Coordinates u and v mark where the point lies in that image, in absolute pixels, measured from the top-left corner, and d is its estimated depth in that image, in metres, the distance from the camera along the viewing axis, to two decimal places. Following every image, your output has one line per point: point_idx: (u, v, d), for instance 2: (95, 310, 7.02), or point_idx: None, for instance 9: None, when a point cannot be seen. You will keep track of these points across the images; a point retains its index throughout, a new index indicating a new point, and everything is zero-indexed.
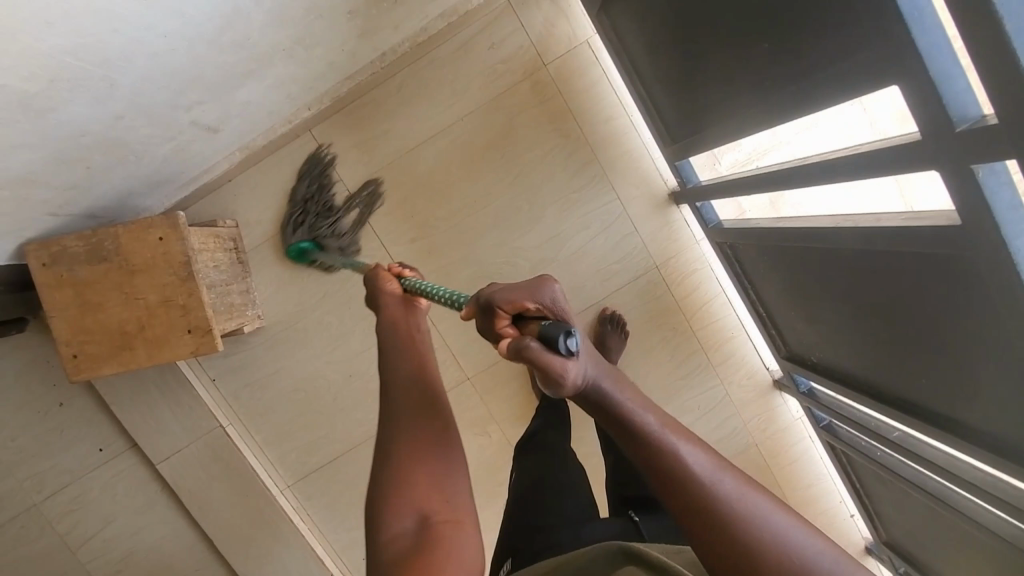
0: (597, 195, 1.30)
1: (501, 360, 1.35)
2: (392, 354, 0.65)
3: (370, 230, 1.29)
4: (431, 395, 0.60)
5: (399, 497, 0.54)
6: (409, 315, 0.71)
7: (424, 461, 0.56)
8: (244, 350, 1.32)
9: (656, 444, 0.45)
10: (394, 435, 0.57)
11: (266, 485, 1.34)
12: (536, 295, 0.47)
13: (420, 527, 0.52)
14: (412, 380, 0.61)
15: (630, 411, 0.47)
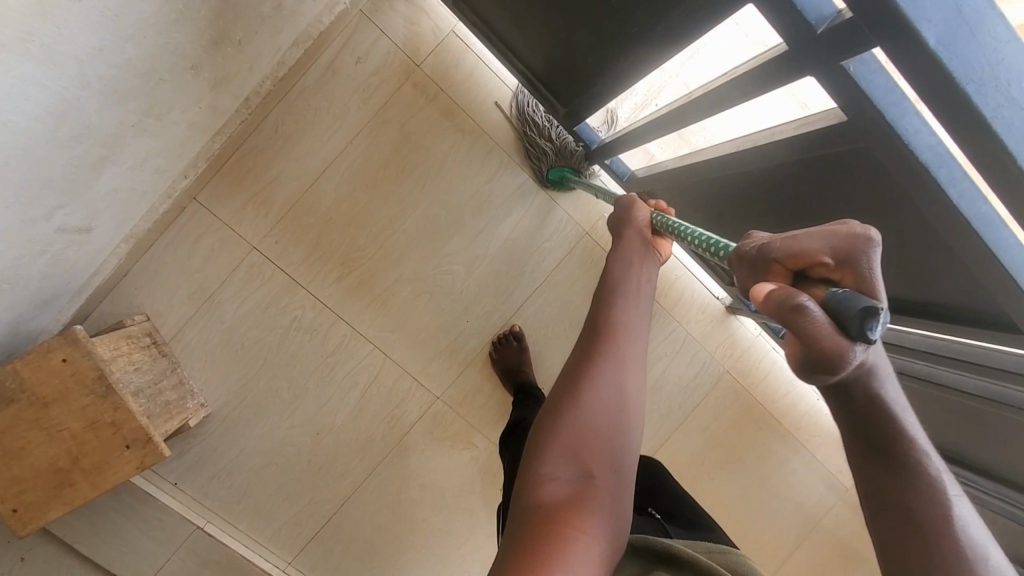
0: (509, 179, 1.27)
1: (465, 369, 1.32)
2: (606, 292, 0.76)
3: (292, 282, 1.22)
4: (622, 360, 0.70)
5: (575, 434, 0.65)
6: (643, 253, 0.81)
7: (609, 428, 0.66)
8: (198, 441, 1.24)
9: (911, 465, 0.46)
10: (587, 378, 0.68)
11: (266, 571, 1.27)
12: (835, 244, 0.42)
13: (577, 472, 0.64)
14: (616, 334, 0.71)
15: (899, 430, 0.45)
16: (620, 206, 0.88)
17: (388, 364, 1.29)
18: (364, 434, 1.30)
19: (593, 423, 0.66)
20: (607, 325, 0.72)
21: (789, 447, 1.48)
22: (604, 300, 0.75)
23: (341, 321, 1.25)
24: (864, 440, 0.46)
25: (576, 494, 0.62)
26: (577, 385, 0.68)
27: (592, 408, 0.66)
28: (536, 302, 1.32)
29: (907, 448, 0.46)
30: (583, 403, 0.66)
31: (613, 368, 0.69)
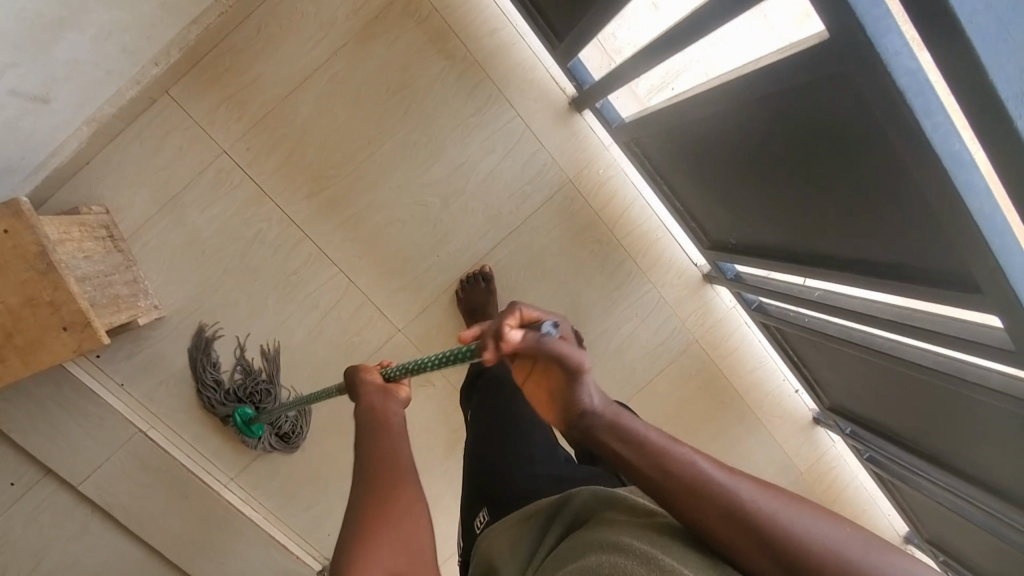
0: (497, 114, 1.23)
1: (430, 305, 1.29)
2: (361, 437, 0.62)
3: (261, 192, 1.19)
4: (399, 480, 0.59)
5: None
6: (387, 394, 0.67)
7: (384, 546, 0.53)
8: (149, 345, 1.22)
9: (686, 473, 0.50)
10: (361, 524, 0.54)
11: (206, 483, 1.26)
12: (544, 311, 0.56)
13: None
14: (380, 457, 0.60)
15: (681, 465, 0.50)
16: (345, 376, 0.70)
17: (351, 291, 1.26)
18: (321, 358, 1.27)
19: (374, 561, 0.52)
20: (370, 456, 0.60)
21: (748, 425, 1.47)
22: (362, 443, 0.62)
23: (308, 239, 1.22)
24: (661, 486, 0.50)
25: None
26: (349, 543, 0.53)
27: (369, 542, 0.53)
28: (510, 245, 1.29)
29: (698, 478, 0.49)
30: (355, 552, 0.52)
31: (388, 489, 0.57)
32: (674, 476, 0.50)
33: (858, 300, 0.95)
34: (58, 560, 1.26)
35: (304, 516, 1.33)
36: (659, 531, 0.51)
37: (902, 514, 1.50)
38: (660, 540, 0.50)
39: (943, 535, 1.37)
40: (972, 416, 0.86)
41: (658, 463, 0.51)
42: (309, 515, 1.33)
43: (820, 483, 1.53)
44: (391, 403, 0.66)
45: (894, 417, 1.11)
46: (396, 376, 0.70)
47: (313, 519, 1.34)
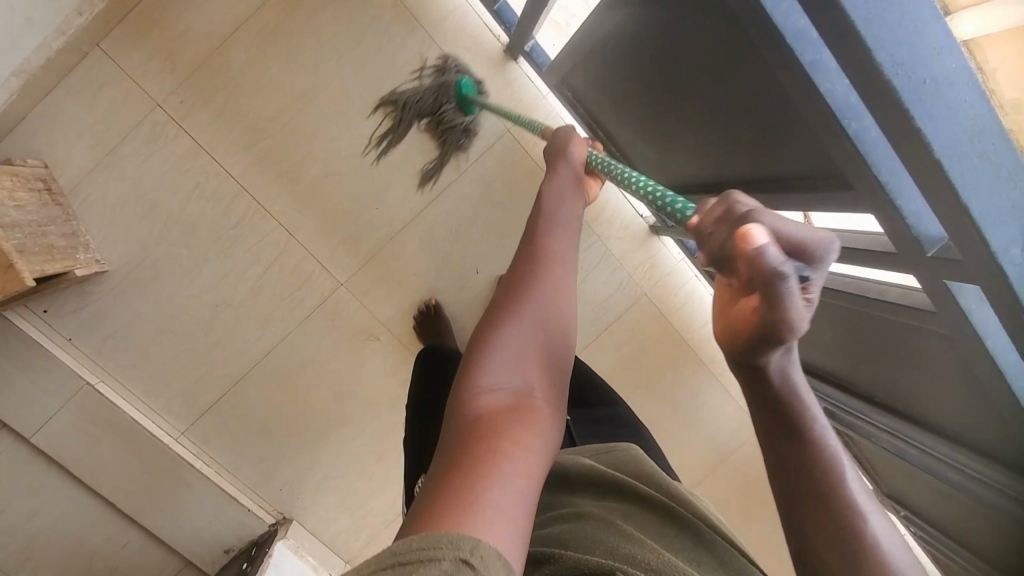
0: (430, 62, 1.23)
1: (372, 258, 1.29)
2: (545, 220, 0.61)
3: (197, 145, 1.20)
4: (560, 272, 0.57)
5: (500, 360, 0.51)
6: (578, 188, 0.67)
7: (541, 334, 0.54)
8: (94, 300, 1.24)
9: (828, 458, 0.46)
10: (512, 298, 0.55)
11: (155, 435, 1.28)
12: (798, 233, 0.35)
13: (518, 397, 0.50)
14: (556, 242, 0.59)
15: (804, 411, 0.46)
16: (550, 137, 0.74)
17: (292, 244, 1.26)
18: (264, 312, 1.28)
19: (520, 345, 0.52)
20: (536, 241, 0.59)
21: (702, 380, 1.45)
22: (542, 227, 0.61)
23: (246, 192, 1.23)
24: (774, 426, 0.47)
25: (516, 409, 0.49)
26: (496, 315, 0.54)
27: (522, 319, 0.53)
28: (450, 196, 1.29)
29: (807, 430, 0.46)
30: (501, 328, 0.53)
31: (544, 273, 0.56)
32: (783, 421, 0.47)
33: None
34: (15, 516, 1.28)
35: (255, 470, 1.35)
36: (619, 499, 0.63)
37: (865, 471, 1.47)
38: (614, 504, 0.62)
39: (901, 489, 1.33)
40: (887, 332, 0.85)
41: (798, 423, 0.46)
42: (261, 469, 1.35)
43: None
44: (574, 193, 0.67)
45: (832, 355, 1.10)
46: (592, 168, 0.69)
47: (264, 473, 1.36)
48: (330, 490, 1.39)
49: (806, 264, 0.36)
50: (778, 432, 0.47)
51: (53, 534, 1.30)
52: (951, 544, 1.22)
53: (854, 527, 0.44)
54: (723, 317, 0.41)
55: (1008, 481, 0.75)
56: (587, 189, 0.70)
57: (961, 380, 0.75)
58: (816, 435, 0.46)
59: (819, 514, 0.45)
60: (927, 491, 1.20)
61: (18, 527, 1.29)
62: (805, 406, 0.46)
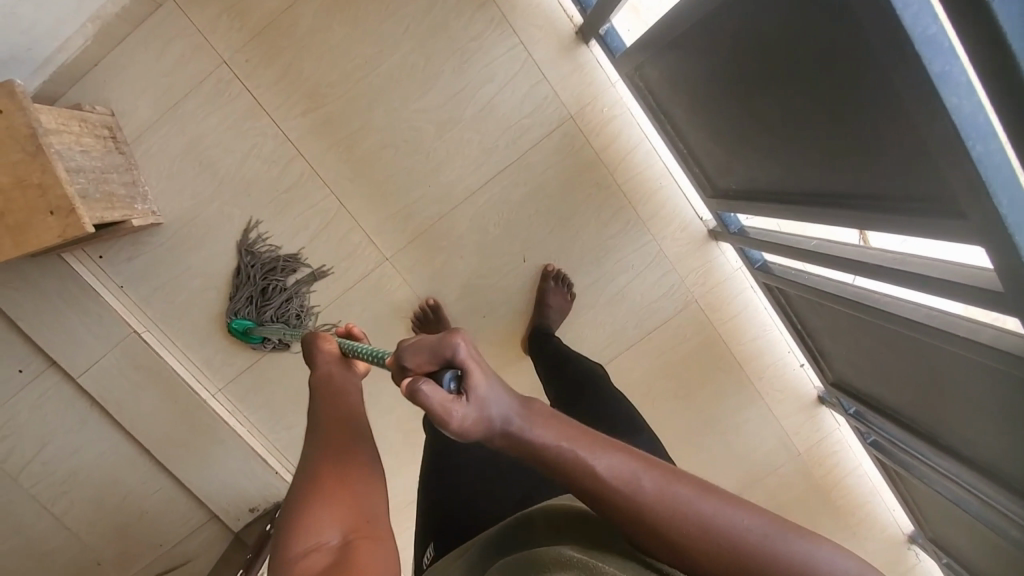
0: (498, 39, 1.18)
1: (420, 237, 1.28)
2: (324, 403, 0.60)
3: (258, 106, 1.20)
4: (357, 447, 0.55)
5: (310, 522, 0.47)
6: (349, 366, 0.65)
7: (345, 479, 0.52)
8: (147, 251, 1.26)
9: (668, 511, 0.44)
10: (312, 481, 0.51)
11: (194, 389, 1.30)
12: (442, 350, 0.44)
13: (341, 546, 0.46)
14: (346, 418, 0.58)
15: (544, 439, 0.47)
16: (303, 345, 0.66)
17: (341, 214, 1.26)
18: (308, 279, 1.28)
19: (322, 506, 0.49)
20: (326, 421, 0.58)
21: (743, 396, 1.39)
22: (323, 410, 0.59)
23: (301, 158, 1.22)
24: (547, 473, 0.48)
25: (338, 560, 0.44)
26: (298, 494, 0.50)
27: (325, 490, 0.50)
28: (505, 180, 1.25)
29: (559, 453, 0.47)
30: (304, 504, 0.49)
31: (342, 450, 0.54)
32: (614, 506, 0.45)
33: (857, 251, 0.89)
34: (60, 449, 1.35)
35: (286, 435, 1.37)
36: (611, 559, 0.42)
37: (907, 511, 1.40)
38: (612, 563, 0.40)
39: (946, 536, 1.26)
40: (967, 380, 0.79)
41: (619, 496, 0.45)
42: (291, 434, 1.37)
43: (818, 467, 1.44)
44: (348, 380, 0.64)
45: (895, 389, 1.03)
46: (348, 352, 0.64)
47: (294, 438, 1.37)
48: None
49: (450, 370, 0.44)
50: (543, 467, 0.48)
51: (93, 470, 1.36)
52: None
53: (615, 486, 0.45)
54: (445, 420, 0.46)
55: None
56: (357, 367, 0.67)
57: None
58: (565, 449, 0.47)
59: (593, 495, 0.45)
60: (977, 543, 1.13)
61: (62, 460, 1.35)
62: (591, 470, 0.46)
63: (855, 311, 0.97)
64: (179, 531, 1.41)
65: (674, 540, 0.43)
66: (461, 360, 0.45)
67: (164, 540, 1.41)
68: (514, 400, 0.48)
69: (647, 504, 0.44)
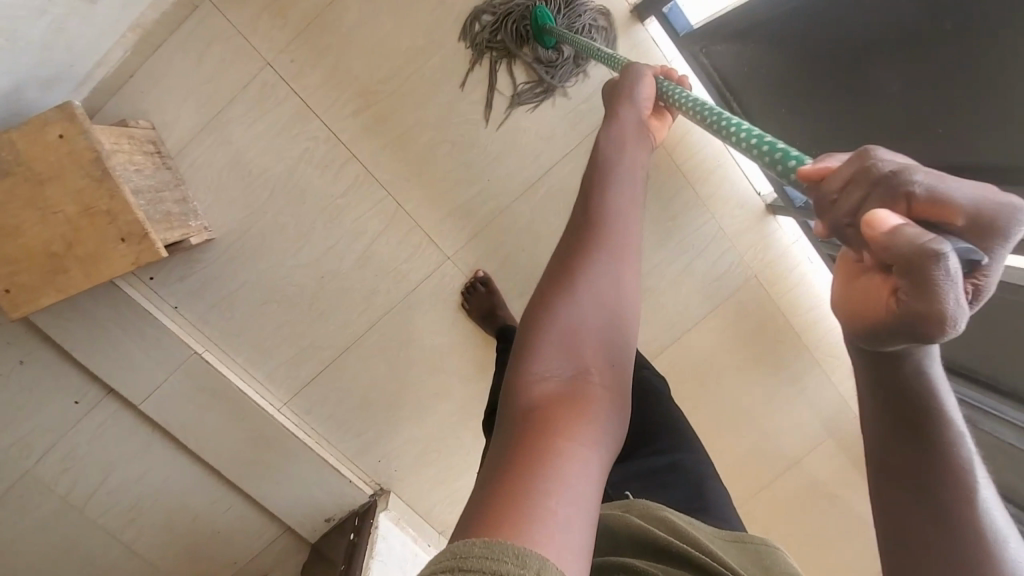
0: (552, 23, 1.15)
1: (481, 232, 1.25)
2: (598, 174, 0.52)
3: (307, 109, 1.15)
4: (620, 255, 0.47)
5: (559, 333, 0.44)
6: (639, 139, 0.56)
7: (604, 294, 0.45)
8: (200, 269, 1.22)
9: (951, 472, 0.41)
10: (562, 288, 0.45)
11: (261, 405, 1.28)
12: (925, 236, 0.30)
13: (574, 380, 0.43)
14: (609, 217, 0.49)
15: (926, 390, 0.42)
16: (615, 82, 0.63)
17: (399, 215, 1.22)
18: (370, 284, 1.26)
19: (575, 311, 0.44)
20: (578, 221, 0.49)
21: (803, 366, 1.41)
22: (594, 183, 0.51)
23: (355, 160, 1.18)
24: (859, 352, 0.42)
25: (574, 398, 0.42)
26: (544, 297, 0.46)
27: (576, 309, 0.45)
28: (564, 168, 1.23)
29: (921, 377, 0.42)
30: (551, 317, 0.44)
31: (601, 260, 0.46)
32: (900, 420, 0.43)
33: None
34: (126, 475, 1.33)
35: (355, 442, 1.35)
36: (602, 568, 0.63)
37: None
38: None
39: None
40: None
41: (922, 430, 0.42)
42: (360, 441, 1.35)
43: None
44: (630, 151, 0.54)
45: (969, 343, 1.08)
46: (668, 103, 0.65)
47: (364, 444, 1.36)
48: (426, 463, 1.39)
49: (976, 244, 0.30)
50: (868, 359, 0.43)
51: (161, 493, 1.34)
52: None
53: (946, 467, 0.41)
54: (842, 293, 0.38)
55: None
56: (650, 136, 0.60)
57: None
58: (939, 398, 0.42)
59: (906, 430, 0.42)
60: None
61: (128, 486, 1.33)
62: (936, 399, 0.42)
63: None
64: (253, 546, 1.39)
65: (957, 533, 0.39)
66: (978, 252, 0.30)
67: (238, 556, 1.39)
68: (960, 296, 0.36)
69: (975, 499, 0.40)
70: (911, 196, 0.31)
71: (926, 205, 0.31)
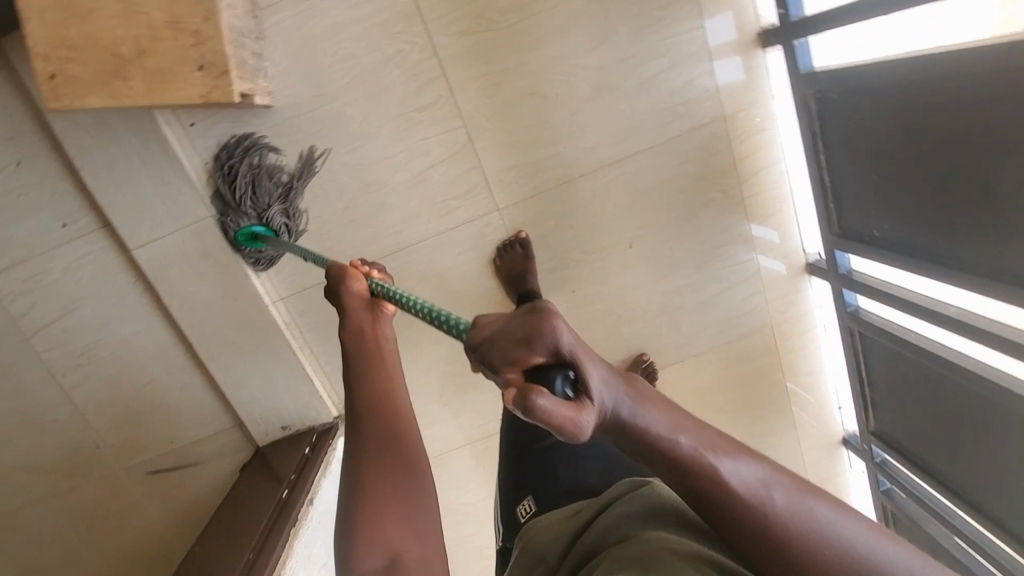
0: (681, 18, 1.14)
1: (537, 195, 1.22)
2: (358, 369, 0.67)
3: (415, 11, 1.10)
4: (402, 438, 0.62)
5: (370, 530, 0.56)
6: (373, 317, 0.71)
7: (394, 489, 0.59)
8: (246, 132, 1.14)
9: (761, 513, 0.44)
10: (366, 474, 0.60)
11: (257, 292, 1.20)
12: (545, 342, 0.39)
13: (388, 565, 0.54)
14: (382, 400, 0.64)
15: (680, 451, 0.45)
16: (331, 280, 0.73)
17: (466, 150, 1.18)
18: (411, 208, 1.20)
19: (382, 516, 0.57)
20: (359, 400, 0.64)
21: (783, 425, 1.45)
22: (358, 375, 0.66)
23: (444, 79, 1.13)
24: (658, 471, 0.46)
25: None
26: (357, 498, 0.58)
27: (370, 495, 0.58)
28: (638, 162, 1.22)
29: (715, 483, 0.44)
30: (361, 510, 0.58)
31: (370, 438, 0.61)
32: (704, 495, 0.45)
33: (989, 322, 0.93)
34: (86, 319, 1.22)
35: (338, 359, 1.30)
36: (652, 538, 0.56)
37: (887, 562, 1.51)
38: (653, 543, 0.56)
39: None
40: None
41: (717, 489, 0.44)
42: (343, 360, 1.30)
43: None
44: (381, 333, 0.71)
45: (949, 457, 1.12)
46: (378, 295, 0.73)
47: None
48: None
49: (570, 367, 0.40)
50: (662, 473, 0.46)
51: (118, 349, 1.25)
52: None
53: (749, 507, 0.44)
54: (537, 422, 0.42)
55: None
56: (383, 309, 0.74)
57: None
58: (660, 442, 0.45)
59: (709, 499, 0.45)
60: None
61: (85, 331, 1.23)
62: (680, 452, 0.45)
63: (943, 372, 1.04)
64: (196, 431, 1.32)
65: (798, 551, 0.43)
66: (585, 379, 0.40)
67: (178, 437, 1.32)
68: (618, 379, 0.45)
69: (777, 523, 0.43)
70: (529, 363, 0.39)
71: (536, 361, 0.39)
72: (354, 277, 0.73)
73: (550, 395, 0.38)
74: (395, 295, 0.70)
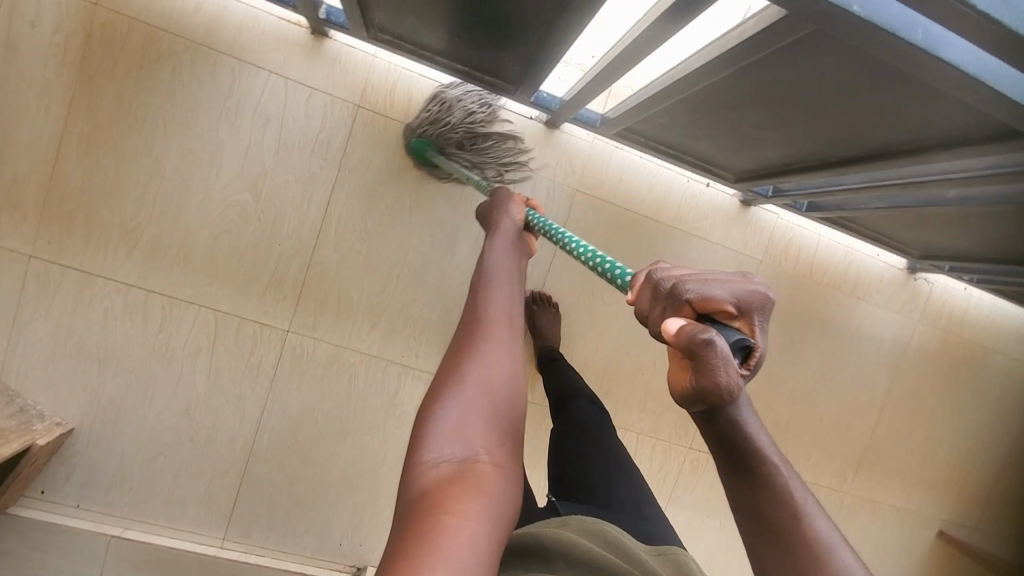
0: (249, 83, 1.20)
1: (304, 292, 1.26)
2: (478, 288, 0.70)
3: (86, 274, 1.19)
4: (482, 332, 0.64)
5: (448, 427, 0.56)
6: (506, 256, 0.77)
7: (494, 389, 0.60)
8: (77, 460, 1.24)
9: (767, 483, 0.48)
10: (455, 376, 0.60)
11: (199, 551, 1.27)
12: (740, 297, 0.45)
13: (464, 463, 0.54)
14: (476, 320, 0.66)
15: (747, 432, 0.48)
16: (496, 204, 0.89)
17: (221, 317, 1.24)
18: (233, 392, 1.26)
19: (454, 403, 0.58)
20: (479, 318, 0.66)
21: (677, 245, 1.37)
22: (476, 295, 0.70)
23: (153, 292, 1.21)
24: (719, 450, 0.49)
25: (461, 477, 0.53)
26: (435, 392, 0.59)
27: (460, 391, 0.58)
28: (341, 196, 1.25)
29: (774, 476, 0.48)
30: (432, 414, 0.57)
31: (482, 350, 0.62)
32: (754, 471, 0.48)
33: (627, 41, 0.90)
34: None
35: (308, 540, 1.34)
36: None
37: (888, 248, 1.41)
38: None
39: (927, 241, 1.28)
40: (783, 78, 0.80)
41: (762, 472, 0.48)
42: (312, 536, 1.34)
43: (787, 259, 1.42)
44: (487, 267, 0.74)
45: (768, 146, 1.03)
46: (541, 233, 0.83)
47: (317, 537, 1.34)
48: (387, 521, 1.36)
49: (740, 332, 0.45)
50: (723, 440, 0.48)
51: None
52: (1007, 251, 1.17)
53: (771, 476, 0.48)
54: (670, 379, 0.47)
55: (994, 116, 0.72)
56: (524, 244, 0.83)
57: (860, 58, 0.70)
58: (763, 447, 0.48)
59: (739, 458, 0.48)
60: (941, 222, 1.14)
61: None
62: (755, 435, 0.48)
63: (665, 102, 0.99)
64: None
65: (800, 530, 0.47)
66: (745, 339, 0.44)
67: None
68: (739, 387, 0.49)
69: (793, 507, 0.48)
70: (688, 302, 0.45)
71: (711, 304, 0.45)
72: (517, 231, 0.83)
73: (717, 335, 0.42)
74: (562, 236, 0.79)
